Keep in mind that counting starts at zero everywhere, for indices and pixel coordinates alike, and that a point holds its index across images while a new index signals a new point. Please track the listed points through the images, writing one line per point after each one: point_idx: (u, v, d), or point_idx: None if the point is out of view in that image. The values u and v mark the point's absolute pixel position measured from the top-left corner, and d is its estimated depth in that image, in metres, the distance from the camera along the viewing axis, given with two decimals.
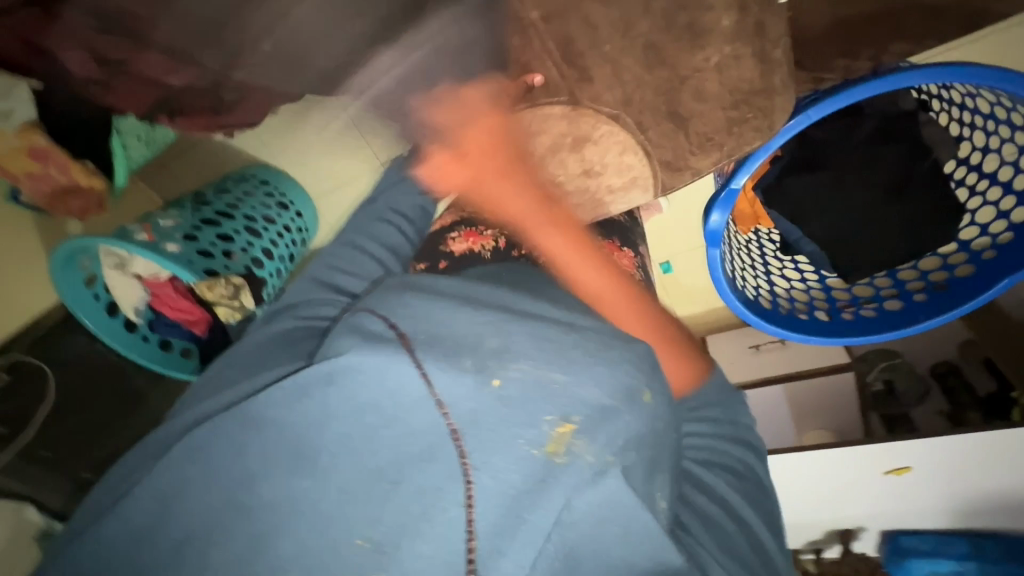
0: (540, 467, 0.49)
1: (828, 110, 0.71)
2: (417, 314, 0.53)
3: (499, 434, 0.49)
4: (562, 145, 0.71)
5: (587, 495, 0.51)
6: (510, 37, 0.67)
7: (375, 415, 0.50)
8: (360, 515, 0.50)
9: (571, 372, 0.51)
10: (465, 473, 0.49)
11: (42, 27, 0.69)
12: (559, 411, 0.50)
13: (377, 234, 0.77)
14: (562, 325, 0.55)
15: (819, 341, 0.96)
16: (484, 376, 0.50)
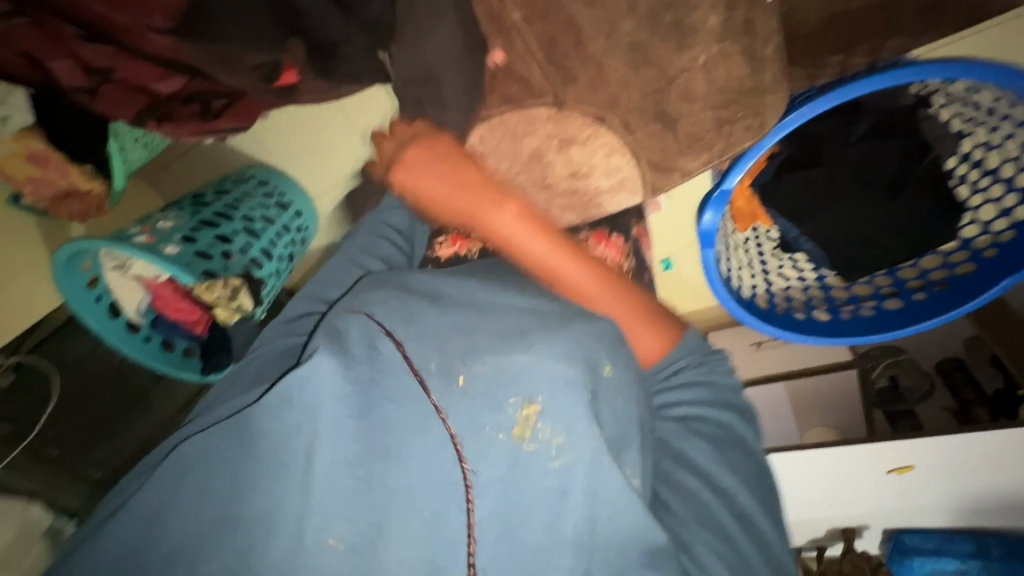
0: (507, 450, 0.55)
1: (822, 108, 0.69)
2: (401, 321, 0.58)
3: (469, 420, 0.55)
4: (549, 146, 0.70)
5: (560, 476, 0.55)
6: (493, 39, 0.66)
7: (350, 413, 0.56)
8: (353, 509, 0.55)
9: (534, 352, 0.56)
10: (461, 466, 0.54)
11: (38, 38, 0.74)
12: (523, 394, 0.55)
13: (370, 250, 0.81)
14: (531, 319, 0.60)
15: (819, 342, 0.94)
16: (451, 375, 0.55)
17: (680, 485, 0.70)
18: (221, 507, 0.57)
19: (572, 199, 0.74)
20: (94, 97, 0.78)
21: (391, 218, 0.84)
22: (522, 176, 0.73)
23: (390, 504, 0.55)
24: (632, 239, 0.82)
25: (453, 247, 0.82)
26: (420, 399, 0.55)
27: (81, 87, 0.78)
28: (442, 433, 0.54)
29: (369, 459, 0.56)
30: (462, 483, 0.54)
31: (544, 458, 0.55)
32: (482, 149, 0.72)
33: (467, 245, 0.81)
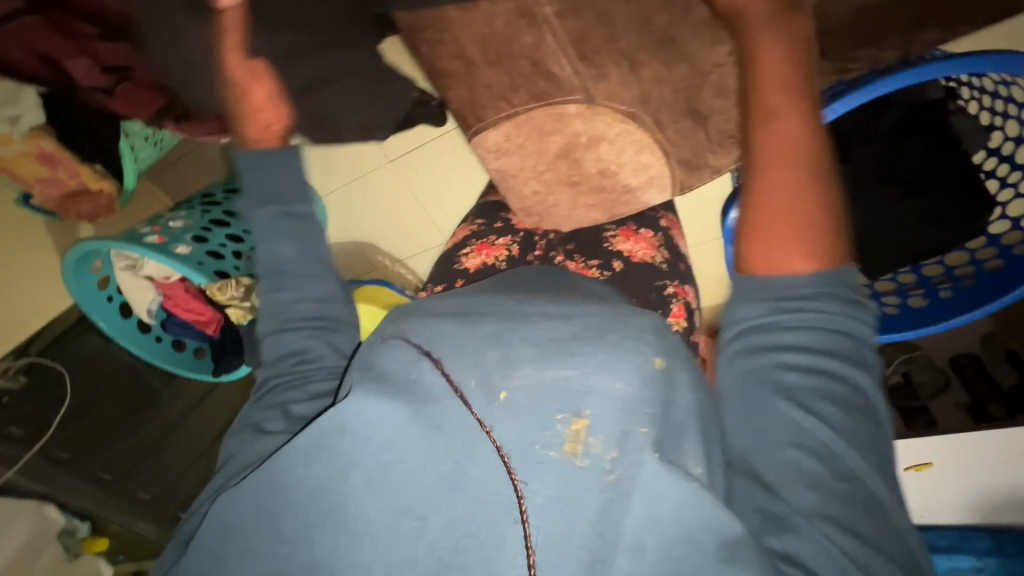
0: (560, 471, 0.46)
1: (854, 103, 0.68)
2: (428, 334, 0.52)
3: (518, 445, 0.46)
4: (576, 145, 0.67)
5: (613, 492, 0.45)
6: (522, 32, 0.60)
7: (395, 447, 0.48)
8: (399, 539, 0.46)
9: (575, 364, 0.48)
10: (515, 486, 0.45)
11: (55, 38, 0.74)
12: (569, 407, 0.47)
13: (297, 293, 0.63)
14: (569, 324, 0.52)
15: None
16: (489, 392, 0.48)
17: (768, 444, 0.47)
18: (271, 525, 0.51)
19: (597, 197, 0.73)
20: (110, 96, 0.78)
21: (281, 239, 0.63)
22: (547, 173, 0.72)
23: (448, 537, 0.45)
24: (662, 231, 0.85)
25: (480, 257, 0.83)
26: (468, 426, 0.47)
27: (97, 86, 0.78)
28: (485, 448, 0.46)
29: (431, 488, 0.47)
30: (516, 504, 0.45)
31: (600, 476, 0.45)
32: (507, 147, 0.69)
33: (494, 253, 0.83)
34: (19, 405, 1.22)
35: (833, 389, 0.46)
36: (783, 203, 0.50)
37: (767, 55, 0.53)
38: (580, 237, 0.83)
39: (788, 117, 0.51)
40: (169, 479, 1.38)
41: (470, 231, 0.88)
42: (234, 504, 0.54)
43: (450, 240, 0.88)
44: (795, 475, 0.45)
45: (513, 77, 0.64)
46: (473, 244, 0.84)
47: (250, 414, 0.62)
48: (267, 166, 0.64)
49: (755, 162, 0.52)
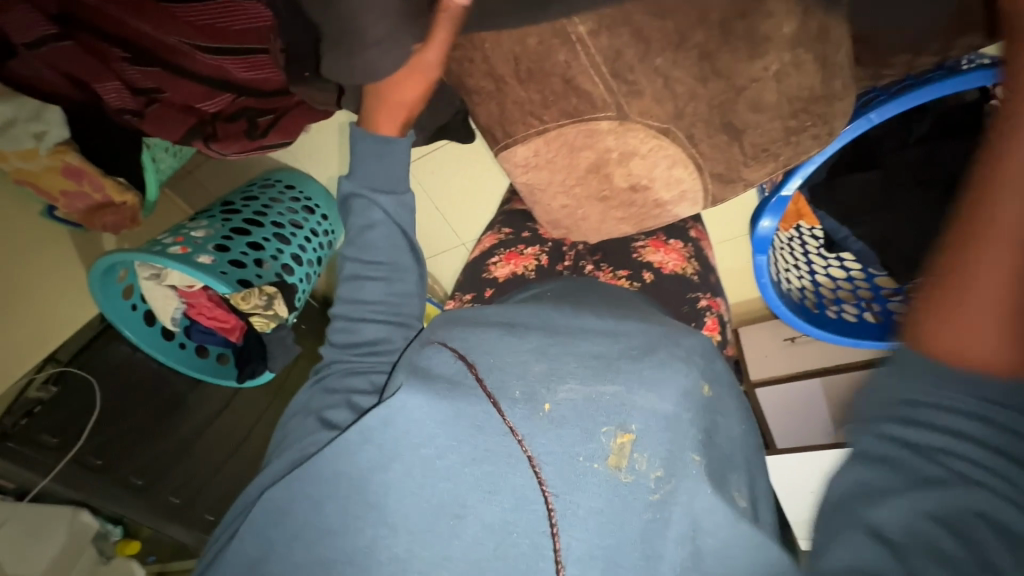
0: (603, 484, 0.46)
1: (891, 112, 0.70)
2: (476, 346, 0.52)
3: (560, 455, 0.46)
4: (607, 160, 0.67)
5: (659, 514, 0.46)
6: (556, 51, 0.58)
7: (434, 443, 0.48)
8: (437, 539, 0.47)
9: (621, 380, 0.49)
10: (545, 497, 0.45)
11: (81, 60, 0.72)
12: (615, 421, 0.47)
13: (385, 285, 0.65)
14: (616, 343, 0.53)
15: (876, 347, 0.95)
16: (534, 404, 0.48)
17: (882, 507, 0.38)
18: (299, 536, 0.51)
19: (628, 211, 0.73)
20: (140, 118, 0.74)
21: (384, 228, 0.65)
22: (576, 188, 0.72)
23: (486, 539, 0.46)
24: (691, 241, 0.84)
25: (508, 267, 0.83)
26: (503, 438, 0.47)
27: (126, 108, 0.74)
28: (517, 455, 0.46)
29: (466, 492, 0.47)
30: (544, 508, 0.45)
31: (644, 489, 0.46)
32: (536, 162, 0.70)
33: (522, 262, 0.83)
34: (49, 414, 1.27)
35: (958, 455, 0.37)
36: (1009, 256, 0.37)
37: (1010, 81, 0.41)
38: (608, 249, 0.83)
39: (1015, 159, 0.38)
40: (198, 482, 1.36)
41: (498, 239, 0.87)
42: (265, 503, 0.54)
43: (477, 249, 0.88)
44: (924, 548, 0.36)
45: (544, 92, 0.63)
46: (502, 253, 0.84)
47: (309, 399, 0.64)
48: (373, 154, 0.65)
49: (982, 199, 0.38)
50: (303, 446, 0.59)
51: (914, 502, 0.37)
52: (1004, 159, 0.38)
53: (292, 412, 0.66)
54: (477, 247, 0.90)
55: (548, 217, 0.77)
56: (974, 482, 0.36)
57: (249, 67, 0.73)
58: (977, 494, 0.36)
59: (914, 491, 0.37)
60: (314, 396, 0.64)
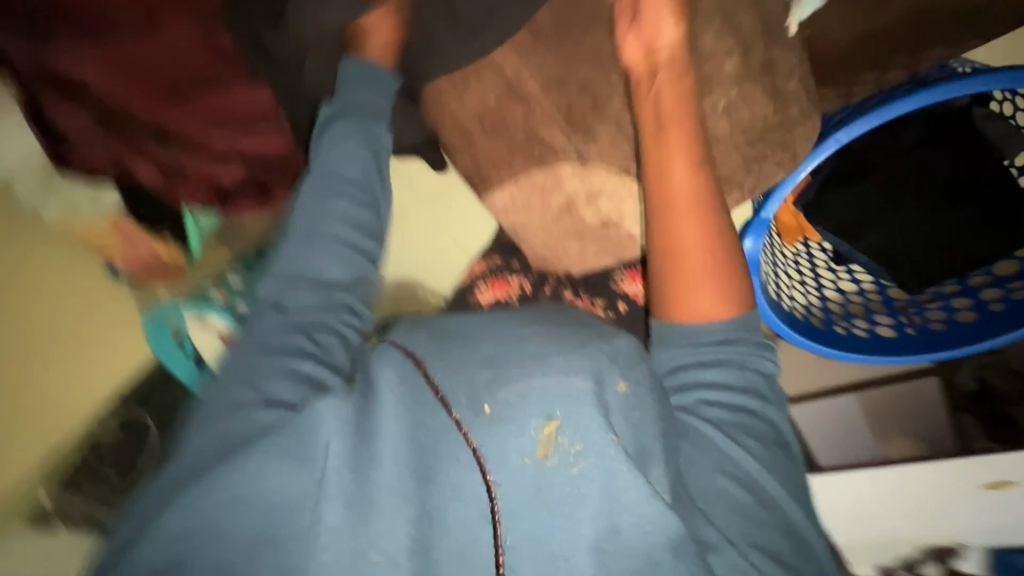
0: (532, 473, 0.44)
1: (862, 129, 0.66)
2: (429, 353, 0.52)
3: (495, 449, 0.45)
4: (576, 200, 0.70)
5: (581, 494, 0.44)
6: (514, 108, 0.66)
7: (394, 435, 0.46)
8: (370, 530, 0.43)
9: (551, 375, 0.48)
10: (488, 485, 0.44)
11: (121, 149, 0.80)
12: (541, 410, 0.46)
13: (328, 234, 0.60)
14: (545, 342, 0.52)
15: (883, 361, 0.90)
16: (477, 405, 0.47)
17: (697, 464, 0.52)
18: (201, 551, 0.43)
19: (603, 245, 0.76)
20: (171, 193, 0.85)
21: (347, 177, 0.63)
22: (553, 227, 0.75)
23: (426, 520, 0.43)
24: None
25: (493, 293, 0.87)
26: (435, 425, 0.47)
27: (159, 188, 0.84)
28: (448, 440, 0.46)
29: (388, 483, 0.45)
30: (487, 499, 0.44)
31: (565, 472, 0.44)
32: (514, 205, 0.74)
33: (506, 291, 0.87)
34: None
35: (754, 426, 0.55)
36: (694, 260, 0.56)
37: (650, 148, 0.58)
38: (592, 280, 0.85)
39: (682, 174, 0.56)
40: None
41: (486, 266, 0.91)
42: (177, 515, 0.45)
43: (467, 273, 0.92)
44: (724, 497, 0.51)
45: (510, 143, 0.68)
46: (488, 280, 0.89)
47: (225, 391, 0.53)
48: (362, 108, 0.67)
49: (661, 217, 0.57)
50: (209, 438, 0.49)
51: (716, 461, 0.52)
52: (669, 197, 0.56)
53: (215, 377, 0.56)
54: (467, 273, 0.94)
55: (530, 250, 0.81)
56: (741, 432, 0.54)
57: (255, 139, 0.81)
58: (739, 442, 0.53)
59: (718, 453, 0.53)
60: (232, 373, 0.54)
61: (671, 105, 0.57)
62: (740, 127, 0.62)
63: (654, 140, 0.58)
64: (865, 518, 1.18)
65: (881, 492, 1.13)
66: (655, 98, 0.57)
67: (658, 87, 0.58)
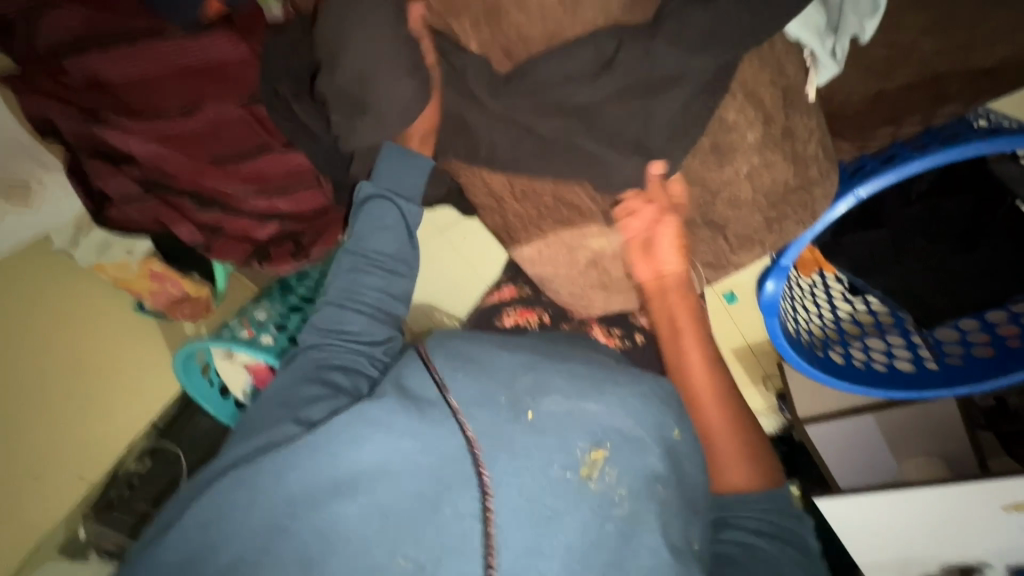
0: (570, 488, 0.51)
1: (879, 186, 0.68)
2: (467, 360, 0.59)
3: (530, 461, 0.51)
4: (603, 256, 0.74)
5: (623, 532, 0.51)
6: (543, 175, 0.70)
7: (421, 441, 0.53)
8: (396, 536, 0.49)
9: (604, 404, 0.55)
10: (482, 485, 0.50)
11: (158, 208, 0.82)
12: (592, 437, 0.53)
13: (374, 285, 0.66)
14: (583, 371, 0.60)
15: (903, 396, 0.93)
16: (517, 409, 0.54)
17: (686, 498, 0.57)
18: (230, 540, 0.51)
19: (629, 296, 0.79)
20: (207, 250, 0.85)
21: (395, 233, 0.67)
22: (580, 279, 0.78)
23: (455, 525, 0.49)
24: None
25: (518, 319, 0.91)
26: (465, 442, 0.52)
27: (197, 243, 0.84)
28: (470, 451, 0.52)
29: (420, 489, 0.51)
30: (480, 505, 0.50)
31: (609, 509, 0.51)
32: (541, 259, 0.78)
33: (527, 317, 0.91)
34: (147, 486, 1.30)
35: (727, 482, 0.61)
36: (718, 439, 0.66)
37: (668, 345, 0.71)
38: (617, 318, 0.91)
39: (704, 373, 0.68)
40: None
41: (515, 295, 0.95)
42: (231, 503, 0.53)
43: (493, 299, 0.96)
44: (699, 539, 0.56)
45: (540, 203, 0.72)
46: (516, 308, 0.92)
47: (271, 407, 0.60)
48: (408, 167, 0.69)
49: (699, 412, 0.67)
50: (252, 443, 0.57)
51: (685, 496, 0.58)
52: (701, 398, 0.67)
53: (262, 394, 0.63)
54: (495, 294, 0.98)
55: (555, 293, 0.85)
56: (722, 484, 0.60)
57: (292, 201, 0.85)
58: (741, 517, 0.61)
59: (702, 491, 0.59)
60: (278, 390, 0.62)
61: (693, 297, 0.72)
62: (760, 190, 0.65)
63: (673, 313, 0.71)
64: (892, 540, 1.20)
65: (903, 515, 1.16)
66: (667, 306, 0.71)
67: (673, 304, 0.71)
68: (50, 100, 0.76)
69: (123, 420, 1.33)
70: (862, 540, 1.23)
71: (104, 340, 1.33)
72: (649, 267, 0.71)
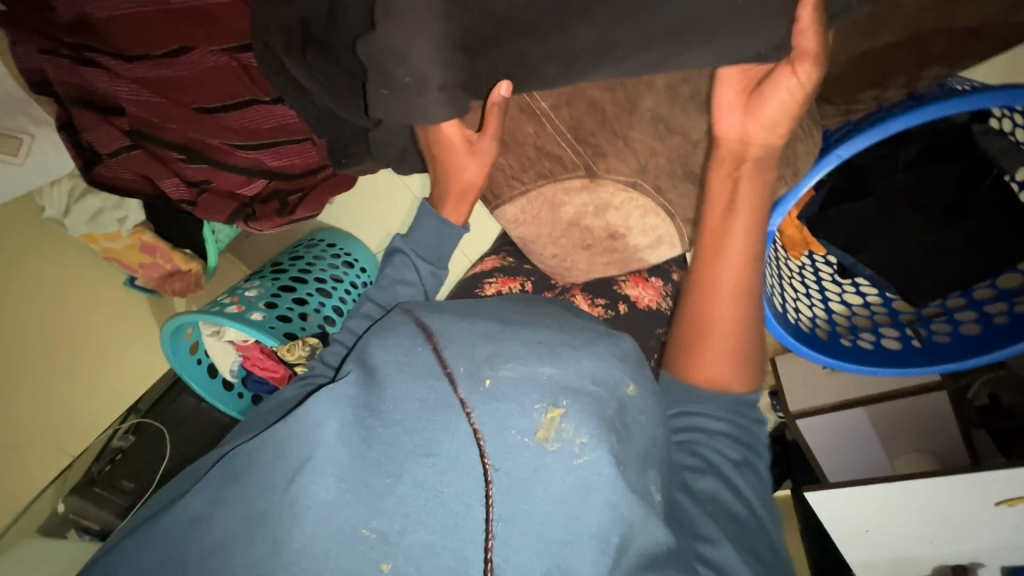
0: (529, 456, 0.43)
1: (862, 144, 0.67)
2: (427, 325, 0.51)
3: (491, 425, 0.44)
4: (586, 213, 0.74)
5: (585, 481, 0.43)
6: (525, 126, 0.69)
7: (372, 412, 0.46)
8: (363, 507, 0.43)
9: (560, 365, 0.48)
10: (487, 470, 0.42)
11: (148, 162, 0.86)
12: (546, 396, 0.45)
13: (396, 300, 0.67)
14: (559, 334, 0.52)
15: (888, 372, 0.91)
16: (476, 378, 0.46)
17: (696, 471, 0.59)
18: (212, 528, 0.48)
19: (611, 255, 0.78)
20: (194, 206, 0.89)
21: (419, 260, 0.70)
22: (563, 238, 0.79)
23: (415, 498, 0.43)
24: (673, 281, 0.89)
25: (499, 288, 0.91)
26: (417, 411, 0.45)
27: (183, 199, 0.89)
28: (444, 420, 0.44)
29: (381, 460, 0.44)
30: (482, 467, 0.42)
31: (568, 462, 0.43)
32: (524, 219, 0.78)
33: (510, 283, 0.91)
34: (128, 462, 1.32)
35: (747, 442, 0.61)
36: (717, 335, 0.63)
37: (712, 224, 0.64)
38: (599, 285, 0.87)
39: (733, 253, 0.63)
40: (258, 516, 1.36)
41: (498, 263, 0.95)
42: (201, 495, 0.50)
43: (477, 269, 0.96)
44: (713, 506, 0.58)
45: (523, 155, 0.72)
46: (498, 276, 0.92)
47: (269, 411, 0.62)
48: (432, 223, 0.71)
49: (711, 293, 0.63)
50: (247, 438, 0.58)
51: (697, 467, 0.60)
52: (721, 276, 0.63)
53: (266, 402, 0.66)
54: (479, 266, 0.97)
55: (538, 257, 0.85)
56: (741, 444, 0.61)
57: (279, 157, 0.85)
58: (744, 471, 0.60)
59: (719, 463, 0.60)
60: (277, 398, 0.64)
61: (758, 188, 0.63)
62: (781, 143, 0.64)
63: (728, 177, 0.63)
64: (877, 535, 1.19)
65: (888, 510, 1.14)
66: (730, 188, 0.63)
67: (740, 175, 0.63)
68: (42, 43, 0.76)
69: (107, 394, 1.32)
70: (847, 534, 1.21)
71: (90, 310, 1.31)
72: (746, 119, 0.61)
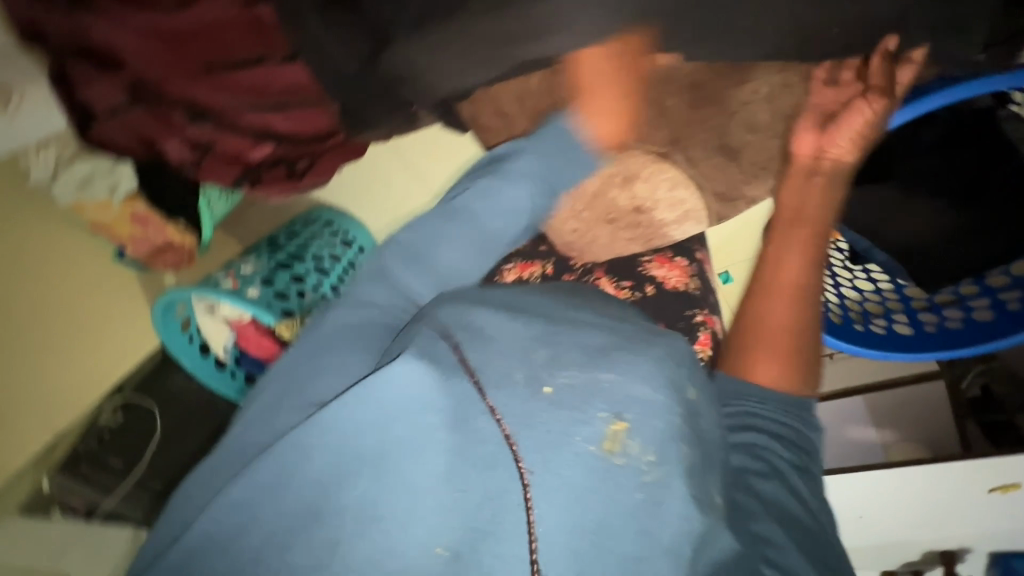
0: (595, 469, 0.42)
1: None
2: (468, 330, 0.49)
3: (553, 437, 0.43)
4: (614, 183, 0.78)
5: (652, 498, 0.43)
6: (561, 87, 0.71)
7: (437, 410, 0.44)
8: (430, 511, 0.43)
9: (619, 370, 0.46)
10: (521, 476, 0.42)
11: (149, 124, 0.80)
12: (611, 405, 0.44)
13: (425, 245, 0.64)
14: (602, 334, 0.51)
15: (900, 357, 0.90)
16: (535, 386, 0.45)
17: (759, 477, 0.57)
18: (255, 529, 0.45)
19: (635, 232, 0.83)
20: (197, 170, 0.84)
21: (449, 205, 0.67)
22: (586, 213, 0.80)
23: (484, 510, 0.42)
24: (695, 261, 0.87)
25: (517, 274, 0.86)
26: (480, 420, 0.44)
27: (185, 161, 0.84)
28: (494, 433, 0.43)
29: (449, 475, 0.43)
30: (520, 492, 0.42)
31: (635, 477, 0.43)
32: None
33: (529, 270, 0.85)
34: (115, 440, 1.26)
35: (804, 445, 0.61)
36: (775, 332, 0.66)
37: (776, 235, 0.73)
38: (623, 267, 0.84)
39: (792, 260, 0.70)
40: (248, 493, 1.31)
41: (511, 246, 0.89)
42: (240, 485, 0.46)
43: None
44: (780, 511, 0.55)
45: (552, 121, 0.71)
46: (515, 264, 0.85)
47: (281, 386, 0.56)
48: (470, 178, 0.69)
49: (767, 295, 0.69)
50: (273, 429, 0.53)
51: (758, 470, 0.58)
52: (780, 280, 0.69)
53: (271, 376, 0.60)
54: None
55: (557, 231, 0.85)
56: (799, 447, 0.60)
57: (286, 117, 0.81)
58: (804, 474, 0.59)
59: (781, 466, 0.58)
60: (283, 368, 0.58)
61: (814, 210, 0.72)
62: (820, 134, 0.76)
63: (790, 195, 0.75)
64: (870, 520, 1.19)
65: (883, 494, 1.14)
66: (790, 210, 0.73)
67: (800, 193, 0.74)
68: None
69: (91, 376, 1.23)
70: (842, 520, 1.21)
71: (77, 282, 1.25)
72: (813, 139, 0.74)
